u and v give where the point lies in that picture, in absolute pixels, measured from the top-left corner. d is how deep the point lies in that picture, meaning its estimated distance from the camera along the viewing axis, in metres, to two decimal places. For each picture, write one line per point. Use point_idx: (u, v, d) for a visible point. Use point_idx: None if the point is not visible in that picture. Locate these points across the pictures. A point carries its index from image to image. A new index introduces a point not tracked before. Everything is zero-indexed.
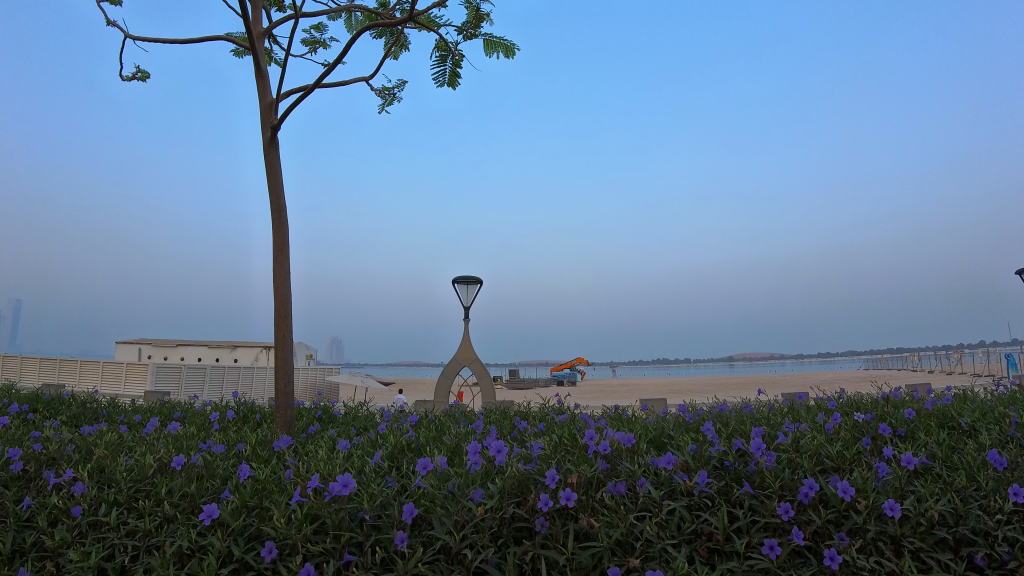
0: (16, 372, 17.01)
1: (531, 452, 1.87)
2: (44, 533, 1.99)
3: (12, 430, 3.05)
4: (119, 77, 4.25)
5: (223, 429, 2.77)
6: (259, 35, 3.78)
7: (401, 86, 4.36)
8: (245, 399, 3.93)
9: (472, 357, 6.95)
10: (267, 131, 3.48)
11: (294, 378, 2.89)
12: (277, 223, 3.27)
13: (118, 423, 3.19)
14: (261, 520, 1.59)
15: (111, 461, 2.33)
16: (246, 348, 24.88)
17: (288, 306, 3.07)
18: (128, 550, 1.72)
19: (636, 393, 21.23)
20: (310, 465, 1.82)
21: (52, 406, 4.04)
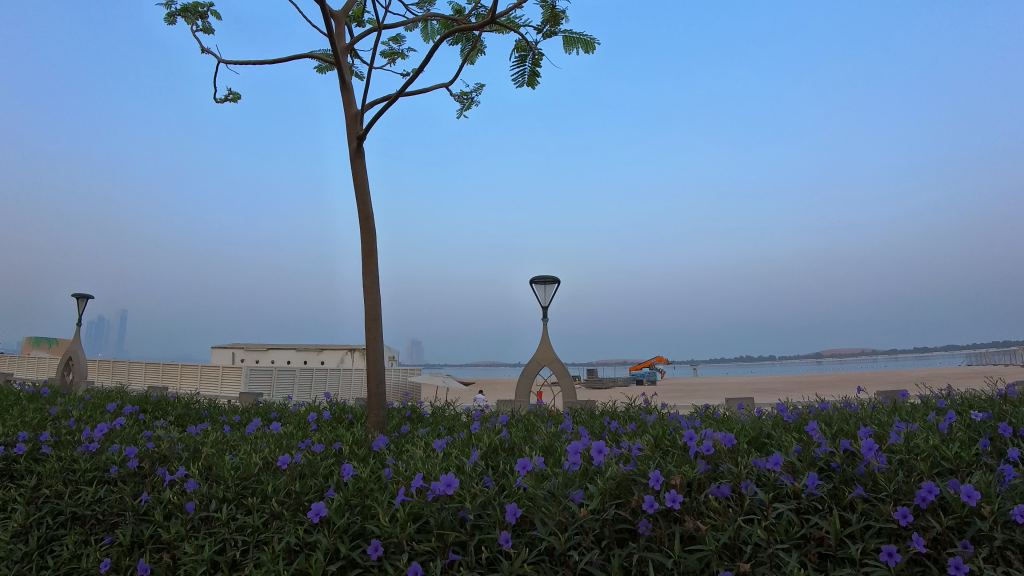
0: (125, 376, 18.25)
1: (630, 453, 1.82)
2: (160, 527, 2.10)
3: (127, 429, 3.25)
4: (213, 100, 4.46)
5: (318, 428, 2.86)
6: (342, 50, 3.89)
7: (479, 90, 4.39)
8: (336, 399, 4.06)
9: (552, 357, 6.92)
10: (353, 141, 3.57)
11: (385, 378, 2.94)
12: (365, 228, 3.34)
13: (221, 423, 3.34)
14: (364, 518, 1.61)
15: (217, 459, 2.43)
16: (332, 350, 25.78)
17: (377, 309, 3.14)
18: (238, 545, 1.79)
19: (720, 392, 20.54)
20: (411, 464, 1.84)
21: (160, 406, 4.29)
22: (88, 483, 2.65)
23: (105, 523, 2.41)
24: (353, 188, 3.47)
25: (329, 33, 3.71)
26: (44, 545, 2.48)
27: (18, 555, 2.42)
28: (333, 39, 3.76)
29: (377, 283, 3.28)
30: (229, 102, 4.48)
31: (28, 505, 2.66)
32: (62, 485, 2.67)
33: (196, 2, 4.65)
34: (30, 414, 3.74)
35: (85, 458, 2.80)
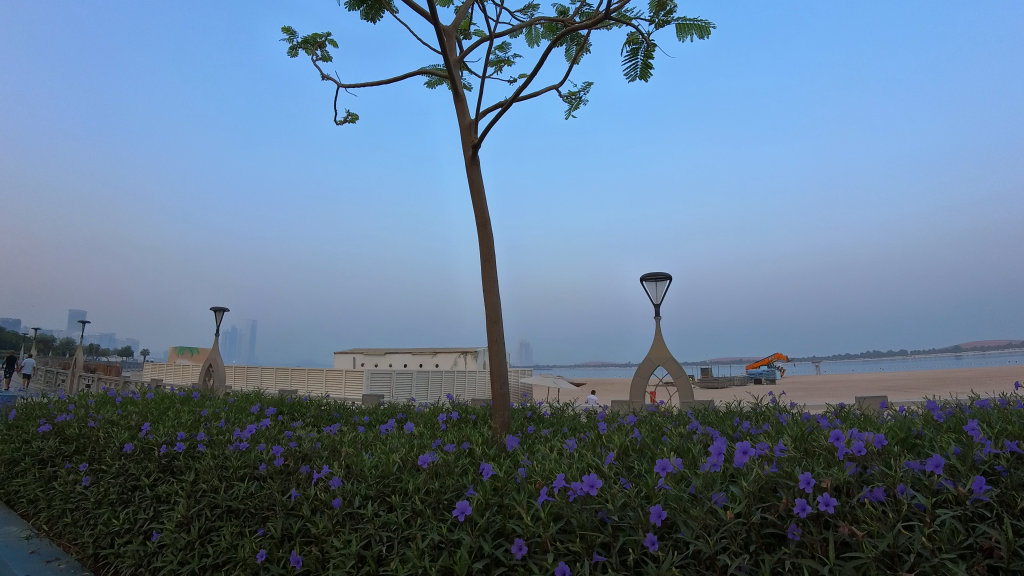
0: (259, 381, 19.65)
1: (772, 455, 1.76)
2: (308, 521, 2.23)
3: (270, 430, 3.48)
4: (334, 123, 4.72)
5: (446, 428, 2.96)
6: (453, 63, 4.01)
7: (587, 88, 4.39)
8: (457, 401, 4.17)
9: (666, 356, 6.77)
10: (468, 149, 3.66)
11: (508, 380, 3.00)
12: (482, 233, 3.42)
13: (353, 424, 3.51)
14: (505, 517, 1.65)
15: (355, 458, 2.54)
16: (445, 354, 26.54)
17: (497, 312, 3.20)
18: (383, 541, 1.87)
19: (850, 390, 19.27)
20: (547, 465, 1.87)
21: (296, 409, 4.58)
22: (240, 479, 2.84)
23: (257, 516, 2.58)
24: (469, 196, 3.56)
25: (440, 48, 3.83)
26: (204, 535, 2.72)
27: (183, 543, 2.71)
28: (445, 52, 3.88)
29: (496, 286, 3.35)
30: (349, 124, 4.72)
31: (189, 498, 2.91)
32: (218, 480, 2.88)
33: (315, 33, 4.94)
34: (186, 414, 4.09)
35: (236, 456, 3.00)
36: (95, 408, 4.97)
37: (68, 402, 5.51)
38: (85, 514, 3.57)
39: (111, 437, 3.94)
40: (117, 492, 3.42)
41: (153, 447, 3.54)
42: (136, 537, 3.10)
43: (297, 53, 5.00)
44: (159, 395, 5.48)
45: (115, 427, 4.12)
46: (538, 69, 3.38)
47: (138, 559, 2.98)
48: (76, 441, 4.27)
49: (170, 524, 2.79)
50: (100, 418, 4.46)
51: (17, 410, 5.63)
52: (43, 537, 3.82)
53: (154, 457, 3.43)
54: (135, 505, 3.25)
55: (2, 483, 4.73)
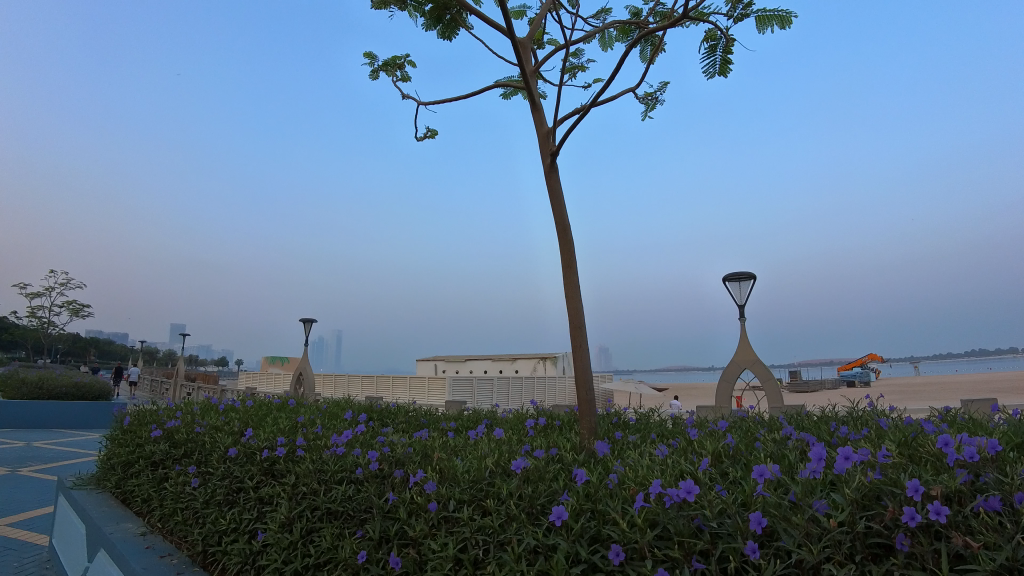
0: (346, 388, 20.38)
1: (876, 461, 1.70)
2: (405, 523, 2.31)
3: (364, 435, 3.62)
4: (415, 140, 4.87)
5: (533, 434, 3.01)
6: (529, 72, 4.07)
7: (663, 88, 4.36)
8: (541, 407, 4.22)
9: (753, 359, 6.58)
10: (546, 157, 3.71)
11: (593, 386, 3.02)
12: (563, 239, 3.44)
13: (442, 429, 3.61)
14: (600, 523, 1.67)
15: (446, 463, 2.61)
16: (524, 360, 26.73)
17: (581, 318, 3.22)
18: (480, 544, 1.92)
19: (954, 392, 18.11)
20: (640, 471, 1.88)
21: (385, 415, 4.74)
22: (338, 482, 2.96)
23: (355, 518, 2.69)
24: (549, 203, 3.60)
25: (517, 59, 3.90)
26: (306, 535, 2.85)
27: (287, 543, 2.84)
28: (521, 63, 3.94)
29: (578, 291, 3.37)
30: (429, 140, 4.86)
31: (291, 500, 3.06)
32: (317, 483, 3.01)
33: (394, 55, 5.13)
34: (283, 420, 4.30)
35: (333, 460, 3.13)
36: (200, 414, 5.29)
37: (175, 409, 5.89)
38: (195, 514, 3.81)
39: (216, 441, 4.18)
40: (223, 493, 3.63)
41: (256, 451, 3.74)
42: (241, 536, 3.28)
43: (378, 74, 5.20)
44: (258, 402, 5.78)
45: (219, 432, 4.37)
46: (615, 72, 3.39)
47: (245, 557, 3.15)
48: (184, 445, 4.55)
49: (274, 525, 2.94)
50: (204, 423, 4.75)
51: (131, 417, 6.06)
52: (157, 534, 4.10)
53: (257, 461, 3.63)
54: (241, 506, 3.44)
55: (119, 484, 5.09)
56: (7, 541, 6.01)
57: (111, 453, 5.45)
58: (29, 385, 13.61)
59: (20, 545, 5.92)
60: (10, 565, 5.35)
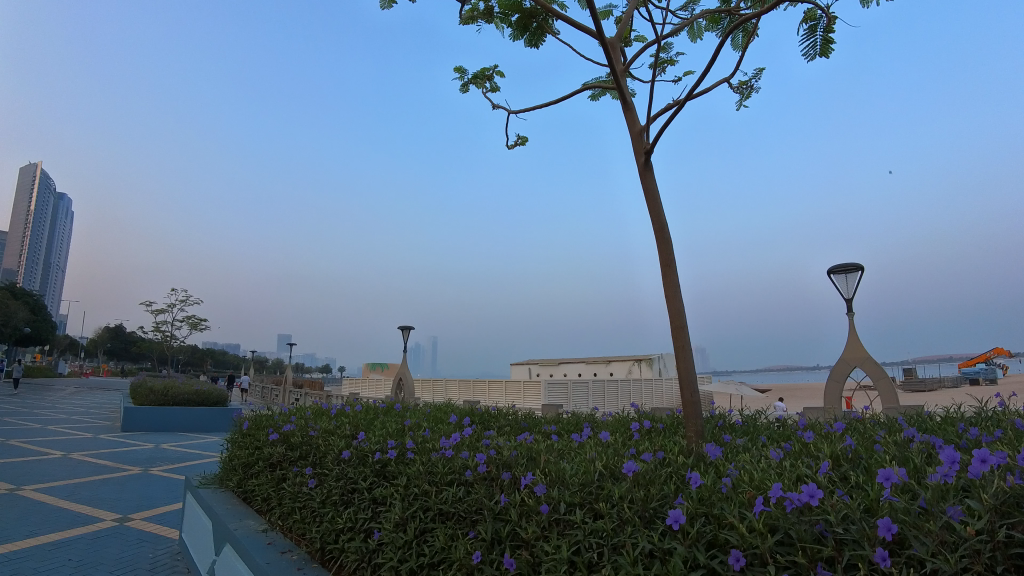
0: (444, 393, 20.89)
1: (1015, 464, 1.60)
2: (517, 525, 2.37)
3: (469, 438, 3.73)
4: (507, 148, 4.97)
5: (638, 438, 3.03)
6: (620, 72, 4.07)
7: (759, 75, 4.24)
8: (643, 410, 4.21)
9: (864, 357, 6.25)
10: (641, 156, 3.69)
11: (698, 387, 3.02)
12: (660, 239, 3.42)
13: (544, 433, 3.66)
14: (717, 528, 1.67)
15: (553, 466, 2.66)
16: (619, 362, 26.56)
17: (682, 318, 3.19)
18: (593, 547, 1.97)
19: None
20: (755, 475, 1.87)
21: (487, 418, 4.86)
22: (448, 483, 3.06)
23: (467, 520, 2.77)
24: (645, 202, 3.58)
25: (607, 60, 3.92)
26: (419, 535, 2.95)
27: (402, 542, 2.95)
28: (611, 62, 3.95)
29: (678, 291, 3.33)
30: (520, 147, 4.94)
31: (404, 500, 3.18)
32: (428, 485, 3.12)
33: (484, 67, 5.25)
34: (391, 424, 4.48)
35: (443, 463, 3.23)
36: (312, 418, 5.59)
37: (289, 413, 6.24)
38: (312, 512, 4.02)
39: (330, 444, 4.41)
40: (339, 494, 3.82)
41: (368, 454, 3.92)
42: (357, 534, 3.43)
43: (468, 86, 5.34)
44: (365, 407, 6.03)
45: (332, 436, 4.61)
46: (710, 65, 3.34)
47: (362, 555, 3.30)
48: (299, 447, 4.82)
49: (389, 525, 3.06)
50: (317, 428, 5.01)
51: (249, 421, 6.47)
52: (277, 530, 4.36)
53: (369, 463, 3.80)
54: (356, 505, 3.61)
55: (240, 483, 5.45)
56: (144, 534, 6.56)
57: (232, 455, 5.84)
58: (156, 392, 14.76)
59: (155, 538, 6.45)
60: (147, 557, 5.83)
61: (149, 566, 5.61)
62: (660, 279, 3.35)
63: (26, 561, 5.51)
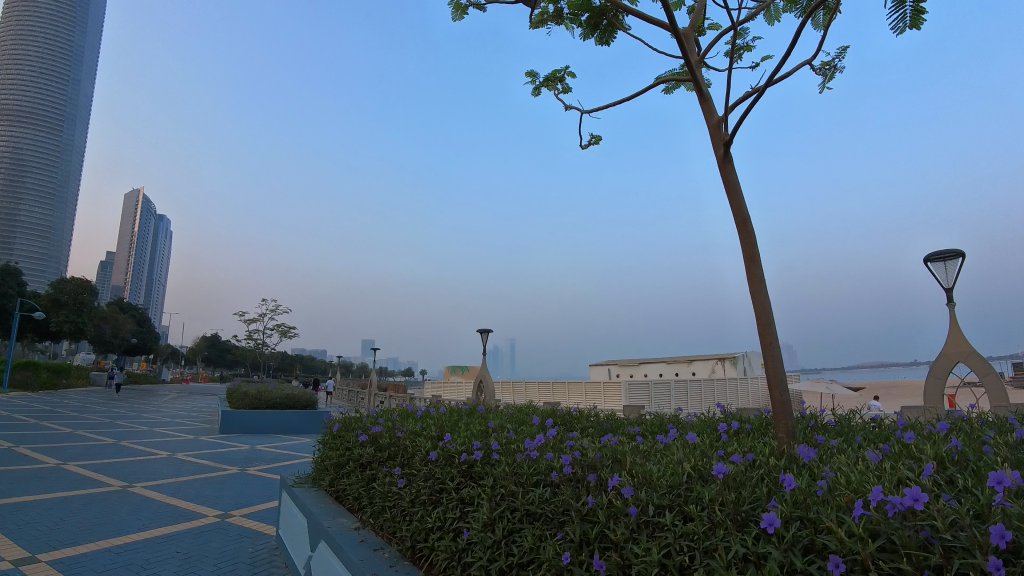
0: (524, 395, 21.02)
1: None
2: (606, 527, 2.38)
3: (553, 439, 3.76)
4: (580, 148, 4.97)
5: (727, 440, 2.99)
6: (695, 63, 4.01)
7: (843, 54, 4.09)
8: (729, 411, 4.13)
9: (967, 351, 5.88)
10: (720, 148, 3.63)
11: (788, 386, 2.95)
12: (743, 233, 3.35)
13: (628, 435, 3.66)
14: (814, 532, 1.65)
15: (639, 467, 2.66)
16: (701, 361, 26.05)
17: (769, 314, 3.12)
18: (684, 550, 1.98)
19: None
20: (853, 478, 1.82)
21: (570, 419, 4.88)
22: (534, 484, 3.10)
23: (554, 521, 2.80)
24: (725, 195, 3.52)
25: (681, 52, 3.87)
26: (507, 535, 3.00)
27: (490, 542, 3.00)
28: (685, 54, 3.90)
29: (764, 286, 3.26)
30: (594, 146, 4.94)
31: (491, 501, 3.23)
32: (515, 486, 3.16)
33: (555, 68, 5.27)
34: (476, 425, 4.57)
35: (528, 464, 3.27)
36: (398, 420, 5.77)
37: (376, 415, 6.45)
38: (402, 512, 4.14)
39: (417, 445, 4.55)
40: (427, 493, 3.93)
41: (454, 454, 4.01)
42: (447, 533, 3.51)
43: (540, 88, 5.39)
44: (448, 408, 6.17)
45: (419, 437, 4.74)
46: (790, 49, 3.26)
47: (451, 554, 3.38)
48: (388, 448, 4.98)
49: (477, 525, 3.12)
50: (404, 429, 5.16)
51: (338, 423, 6.74)
52: (368, 528, 4.52)
53: (456, 464, 3.88)
54: (444, 505, 3.70)
55: (332, 483, 5.67)
56: (244, 530, 6.94)
57: (323, 456, 6.09)
58: (250, 397, 15.55)
59: (253, 534, 6.82)
60: (247, 552, 6.17)
61: (249, 559, 5.94)
62: (744, 274, 3.28)
63: (140, 553, 5.94)
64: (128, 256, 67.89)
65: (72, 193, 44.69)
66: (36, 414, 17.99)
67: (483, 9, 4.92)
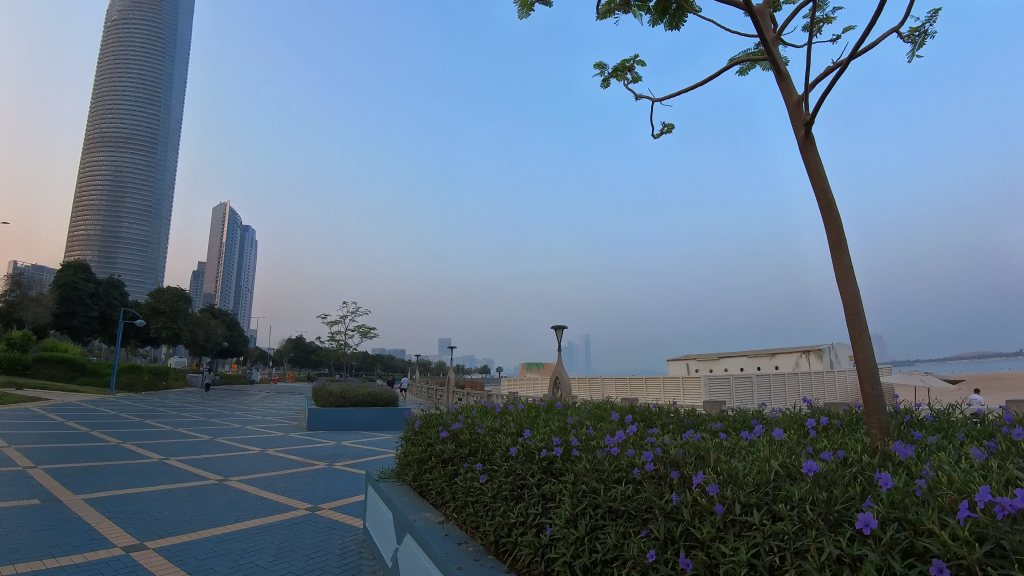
0: (601, 391, 20.95)
1: None
2: (691, 525, 2.36)
3: (633, 436, 3.74)
4: (652, 138, 4.91)
5: (817, 436, 2.90)
6: (771, 41, 3.88)
7: (933, 18, 3.86)
8: (816, 406, 3.99)
9: None
10: (800, 128, 3.51)
11: (880, 378, 2.84)
12: (828, 218, 3.22)
13: (711, 431, 3.59)
14: (914, 534, 1.59)
15: (723, 465, 2.61)
16: (785, 355, 25.28)
17: (858, 303, 2.99)
18: (774, 551, 1.94)
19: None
20: (956, 477, 1.73)
21: (649, 415, 4.83)
22: (616, 481, 3.09)
23: (638, 518, 2.79)
24: (808, 178, 3.40)
25: (756, 31, 3.76)
26: (591, 531, 3.00)
27: (574, 538, 3.01)
28: (760, 33, 3.78)
29: (852, 274, 3.13)
30: (666, 134, 4.87)
31: (573, 497, 3.23)
32: (596, 483, 3.16)
33: (624, 58, 5.23)
34: (555, 422, 4.59)
35: (609, 461, 3.26)
36: (478, 417, 5.85)
37: (455, 412, 6.57)
38: (484, 507, 4.21)
39: (497, 442, 4.60)
40: (509, 489, 3.97)
41: (535, 451, 4.04)
42: (530, 529, 3.54)
43: (609, 79, 5.35)
44: (527, 405, 6.23)
45: (499, 433, 4.79)
46: (874, 18, 3.12)
47: (534, 549, 3.41)
48: (468, 444, 5.06)
49: (560, 521, 3.14)
50: (484, 425, 5.24)
51: (419, 420, 6.91)
52: (452, 522, 4.61)
53: (537, 459, 3.91)
54: (526, 501, 3.73)
55: (416, 478, 5.82)
56: (333, 522, 7.22)
57: (407, 451, 6.26)
58: (335, 395, 16.17)
59: (342, 526, 7.07)
60: (336, 543, 6.41)
61: (339, 551, 6.16)
62: (830, 261, 3.16)
63: (237, 543, 6.27)
64: (219, 264, 71.83)
65: (168, 207, 47.70)
66: (142, 413, 19.30)
67: (549, 4, 4.93)
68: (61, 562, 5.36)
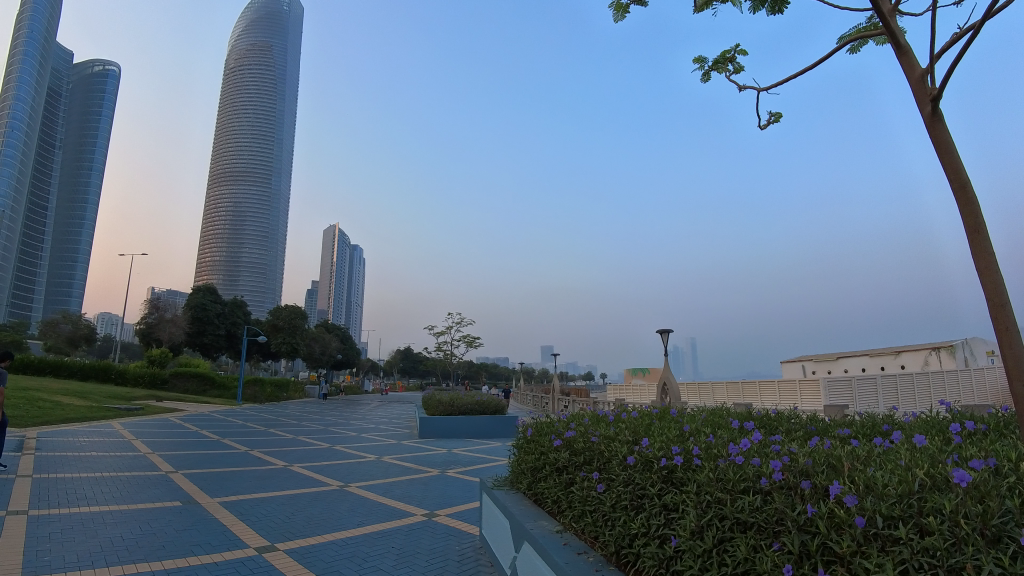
0: (712, 395, 20.37)
1: None
2: (828, 538, 2.25)
3: (756, 444, 3.61)
4: (760, 127, 4.72)
5: (967, 442, 2.70)
6: (888, 12, 3.64)
7: None
8: (959, 409, 3.69)
9: None
10: (927, 105, 3.28)
11: None
12: (964, 200, 2.99)
13: (841, 438, 3.42)
14: None
15: (860, 474, 2.48)
16: (912, 353, 23.59)
17: (1003, 294, 2.76)
18: (923, 568, 1.83)
19: None
20: None
21: (770, 421, 4.64)
22: (742, 491, 3.00)
23: (769, 530, 2.70)
24: (937, 157, 3.19)
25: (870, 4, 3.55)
26: (718, 543, 2.92)
27: (701, 550, 2.94)
28: (876, 6, 3.57)
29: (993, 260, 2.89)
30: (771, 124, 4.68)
31: (697, 506, 3.15)
32: (721, 493, 3.07)
33: (724, 49, 5.10)
34: (672, 429, 4.52)
35: (733, 470, 3.17)
36: (590, 424, 5.81)
37: (567, 420, 6.58)
38: (604, 516, 4.18)
39: (613, 451, 4.56)
40: (629, 498, 3.93)
41: (653, 459, 3.99)
42: (653, 540, 3.50)
43: (710, 71, 5.22)
44: (639, 412, 6.13)
45: (614, 441, 4.76)
46: None
47: (659, 561, 3.35)
48: (583, 453, 5.05)
49: (685, 532, 3.08)
50: (597, 433, 5.22)
51: (531, 427, 6.95)
52: (571, 531, 4.62)
53: (656, 469, 3.86)
54: (647, 511, 3.68)
55: (531, 486, 5.88)
56: (449, 529, 7.42)
57: (520, 459, 6.31)
58: (444, 404, 16.60)
59: (458, 533, 7.24)
60: (454, 550, 6.57)
61: (456, 557, 6.31)
62: (969, 248, 2.94)
63: (361, 547, 6.56)
64: (330, 280, 75.76)
65: (284, 233, 51.01)
66: (267, 422, 20.63)
67: (645, 4, 4.89)
68: (203, 560, 5.80)
